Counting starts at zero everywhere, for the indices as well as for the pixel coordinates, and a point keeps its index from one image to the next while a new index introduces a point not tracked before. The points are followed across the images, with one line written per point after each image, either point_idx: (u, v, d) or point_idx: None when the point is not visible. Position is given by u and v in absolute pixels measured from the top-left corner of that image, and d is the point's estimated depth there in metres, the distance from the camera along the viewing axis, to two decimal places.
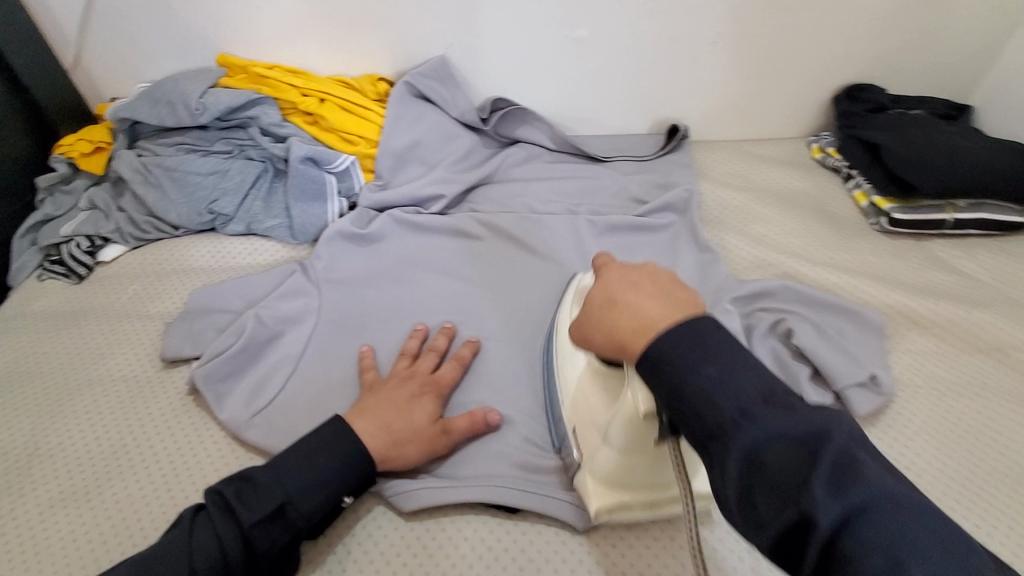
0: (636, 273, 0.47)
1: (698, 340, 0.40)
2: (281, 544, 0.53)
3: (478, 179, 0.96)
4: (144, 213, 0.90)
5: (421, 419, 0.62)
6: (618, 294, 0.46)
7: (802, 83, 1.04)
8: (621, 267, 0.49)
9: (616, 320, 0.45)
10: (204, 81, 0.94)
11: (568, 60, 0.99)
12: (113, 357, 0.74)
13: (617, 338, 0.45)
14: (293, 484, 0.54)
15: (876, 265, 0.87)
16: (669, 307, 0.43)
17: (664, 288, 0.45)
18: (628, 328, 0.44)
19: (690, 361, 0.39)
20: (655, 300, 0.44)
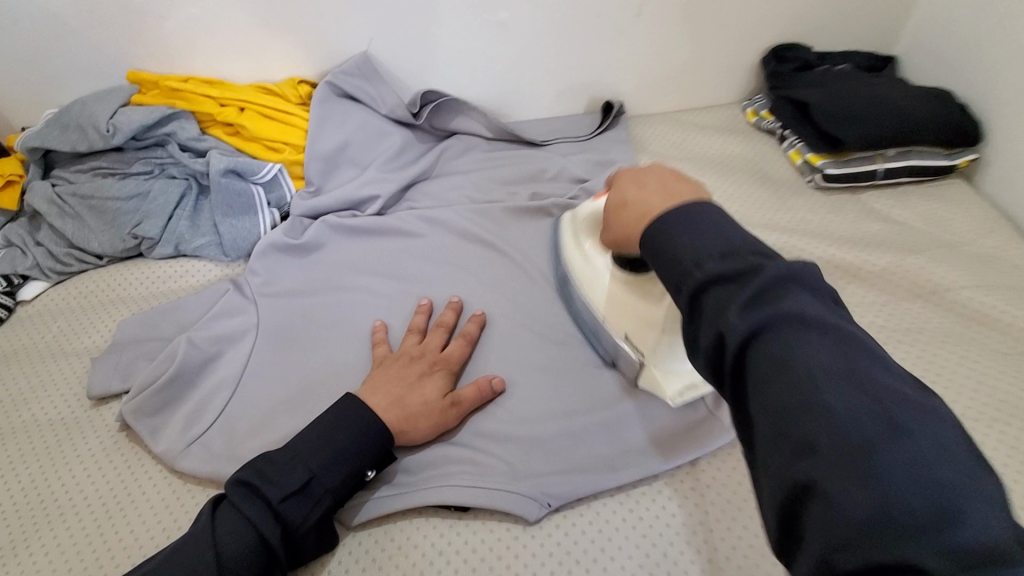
0: (644, 175, 0.55)
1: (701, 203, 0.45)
2: (316, 513, 0.54)
3: (413, 176, 0.94)
4: (64, 246, 0.86)
5: (432, 394, 0.63)
6: (625, 192, 0.55)
7: (731, 46, 1.04)
8: (631, 174, 0.57)
9: (626, 216, 0.53)
10: (114, 101, 0.90)
11: (493, 45, 0.97)
12: (38, 402, 0.71)
13: (631, 214, 0.52)
14: (317, 457, 0.56)
15: (815, 222, 0.87)
16: (692, 197, 0.49)
17: (677, 179, 0.52)
18: (634, 214, 0.52)
19: (677, 224, 0.43)
20: (659, 193, 0.51)
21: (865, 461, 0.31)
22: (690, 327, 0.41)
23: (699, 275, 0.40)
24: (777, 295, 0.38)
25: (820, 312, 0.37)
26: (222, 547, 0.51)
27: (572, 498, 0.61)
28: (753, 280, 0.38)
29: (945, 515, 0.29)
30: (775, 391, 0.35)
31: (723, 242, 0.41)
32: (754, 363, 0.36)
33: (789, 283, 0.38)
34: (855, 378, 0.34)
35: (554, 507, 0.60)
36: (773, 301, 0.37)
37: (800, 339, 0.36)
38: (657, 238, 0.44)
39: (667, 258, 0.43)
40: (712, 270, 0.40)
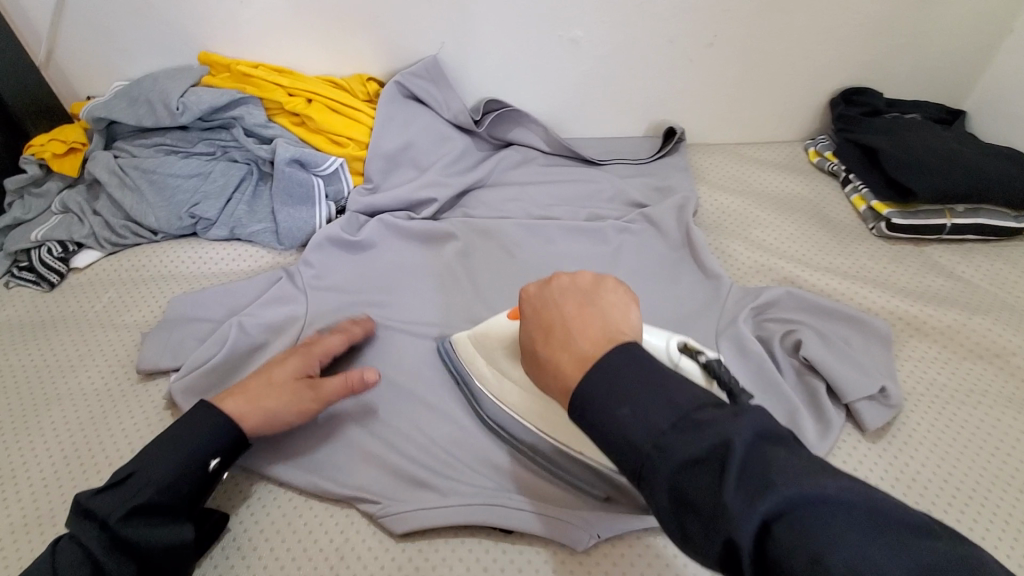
0: (547, 317, 0.48)
1: (634, 366, 0.40)
2: (163, 544, 0.52)
3: (471, 183, 0.93)
4: (121, 217, 0.86)
5: (284, 377, 0.62)
6: (536, 348, 0.48)
7: (799, 85, 1.03)
8: (536, 306, 0.50)
9: (545, 376, 0.47)
10: (186, 80, 0.90)
11: (562, 60, 0.97)
12: (85, 372, 0.71)
13: (548, 373, 0.46)
14: (157, 472, 0.54)
15: (877, 270, 0.85)
16: (598, 346, 0.43)
17: (586, 310, 0.47)
18: (554, 379, 0.45)
19: (606, 398, 0.39)
20: (569, 357, 0.44)
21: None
22: (678, 525, 0.36)
23: (661, 468, 0.36)
24: (761, 469, 0.34)
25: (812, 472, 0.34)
26: (82, 529, 0.51)
27: (621, 531, 0.58)
28: (730, 470, 0.34)
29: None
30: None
31: (667, 406, 0.38)
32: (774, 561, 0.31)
33: (759, 445, 0.35)
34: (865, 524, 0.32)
35: (604, 538, 0.58)
36: (768, 480, 0.33)
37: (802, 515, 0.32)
38: (591, 404, 0.40)
39: (612, 436, 0.38)
40: (676, 450, 0.36)
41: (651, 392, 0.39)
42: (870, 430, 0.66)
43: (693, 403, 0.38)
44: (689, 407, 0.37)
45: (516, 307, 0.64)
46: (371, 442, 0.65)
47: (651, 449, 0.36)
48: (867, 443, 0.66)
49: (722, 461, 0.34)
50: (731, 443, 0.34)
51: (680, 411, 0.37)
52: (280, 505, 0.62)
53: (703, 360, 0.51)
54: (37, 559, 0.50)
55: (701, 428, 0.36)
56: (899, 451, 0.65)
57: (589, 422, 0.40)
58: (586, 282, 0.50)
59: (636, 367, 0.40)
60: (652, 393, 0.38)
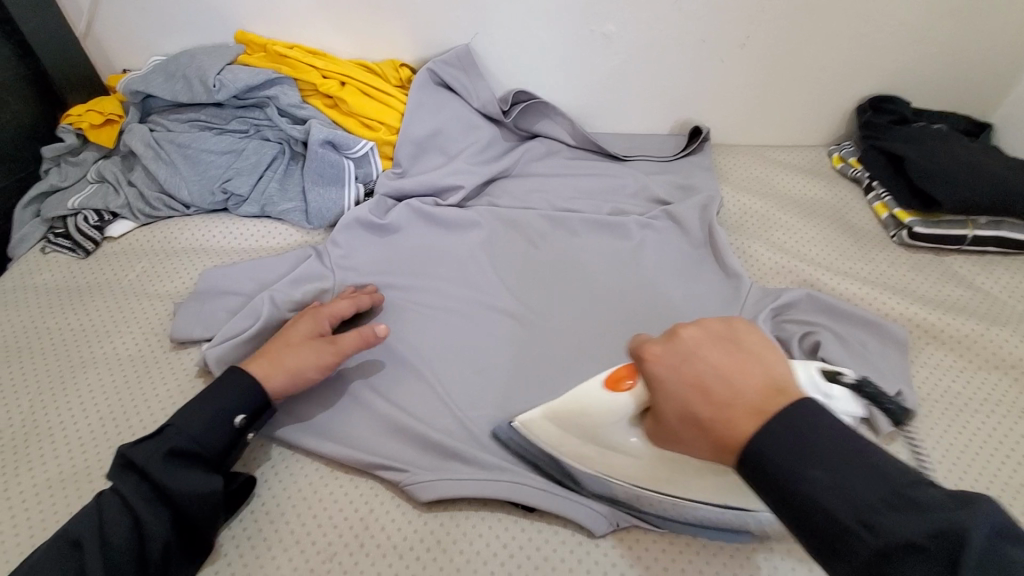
0: (690, 371, 0.45)
1: (808, 419, 0.40)
2: (199, 490, 0.54)
3: (498, 172, 0.94)
4: (154, 189, 0.88)
5: (299, 337, 0.66)
6: (689, 407, 0.44)
7: (827, 90, 1.03)
8: (670, 364, 0.46)
9: (704, 437, 0.43)
10: (222, 58, 0.92)
11: (592, 55, 0.97)
12: (119, 337, 0.73)
13: (711, 435, 0.43)
14: (193, 424, 0.57)
15: (896, 277, 0.86)
16: (777, 397, 0.42)
17: (738, 358, 0.44)
18: (719, 440, 0.42)
19: (792, 465, 0.38)
20: (745, 415, 0.41)
21: (856, 533, 0.35)
22: None
23: (872, 546, 0.35)
24: (999, 564, 0.32)
25: (955, 505, 0.34)
26: (117, 481, 0.54)
27: (637, 516, 0.60)
28: (965, 561, 0.32)
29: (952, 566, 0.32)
30: (818, 521, 0.37)
31: (874, 480, 0.37)
32: (791, 498, 0.38)
33: (997, 541, 0.33)
34: (875, 475, 0.37)
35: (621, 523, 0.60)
36: (798, 436, 0.39)
37: (820, 466, 0.38)
38: (780, 475, 0.39)
39: (804, 507, 0.37)
40: (886, 526, 0.35)
41: (854, 465, 0.37)
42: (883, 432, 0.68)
43: (904, 481, 0.36)
44: (903, 487, 0.36)
45: (615, 379, 0.54)
46: (396, 419, 0.66)
47: (855, 524, 0.36)
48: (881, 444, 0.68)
49: (953, 552, 0.33)
50: (965, 533, 0.33)
51: (891, 489, 0.36)
52: (308, 474, 0.64)
53: (848, 380, 0.54)
54: (82, 512, 0.53)
55: (914, 508, 0.35)
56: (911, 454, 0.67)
57: (776, 491, 0.39)
58: (718, 328, 0.47)
59: (813, 425, 0.39)
60: (855, 468, 0.37)
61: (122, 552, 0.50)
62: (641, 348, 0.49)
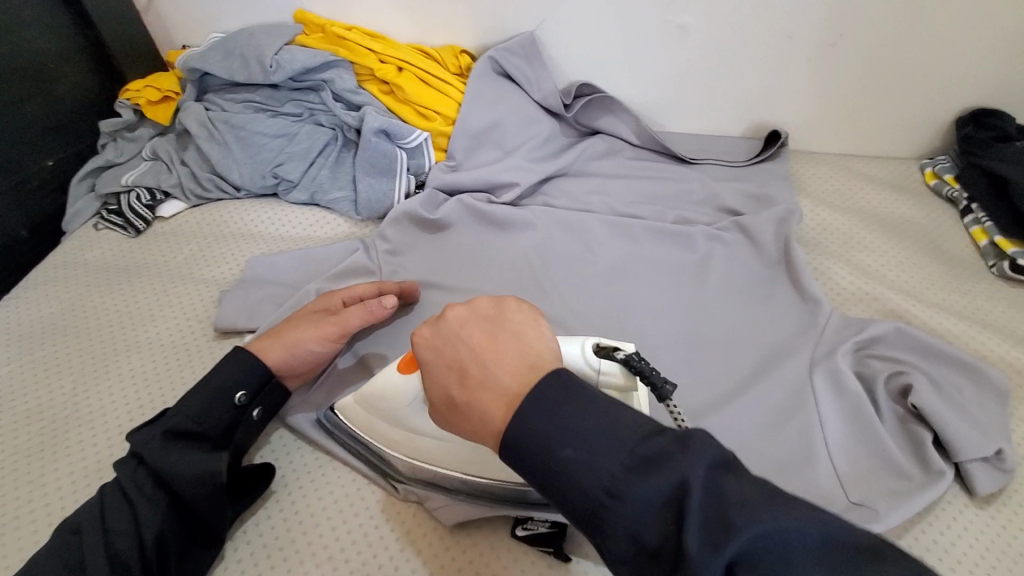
0: (453, 351, 0.44)
1: (564, 394, 0.39)
2: (195, 473, 0.53)
3: (556, 171, 0.89)
4: (206, 170, 0.87)
5: (309, 315, 0.65)
6: (450, 389, 0.44)
7: (929, 96, 0.92)
8: (433, 344, 0.46)
9: (465, 420, 0.43)
10: (280, 37, 0.89)
11: (665, 48, 0.90)
12: (164, 321, 0.72)
13: (474, 419, 0.42)
14: (188, 405, 0.56)
15: (997, 314, 0.77)
16: (510, 379, 0.41)
17: (496, 339, 0.44)
18: (481, 424, 0.41)
19: (548, 441, 0.38)
20: (496, 399, 0.41)
21: (609, 508, 0.35)
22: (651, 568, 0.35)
23: (622, 516, 0.35)
24: (717, 508, 0.34)
25: (678, 455, 0.35)
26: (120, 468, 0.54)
27: None
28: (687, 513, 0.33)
29: (680, 520, 0.33)
30: (576, 498, 0.37)
31: (607, 448, 0.37)
32: (553, 478, 0.38)
33: (711, 480, 0.35)
34: (609, 437, 0.37)
35: None
36: (551, 412, 0.38)
37: (573, 444, 0.37)
38: (531, 454, 0.38)
39: (561, 481, 0.37)
40: (630, 490, 0.35)
41: (595, 435, 0.37)
42: (980, 495, 0.60)
43: (651, 437, 0.37)
44: (665, 441, 0.36)
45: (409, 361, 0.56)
46: None
47: (605, 497, 0.36)
48: (972, 506, 0.60)
49: (679, 502, 0.34)
50: (686, 484, 0.34)
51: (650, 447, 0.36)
52: (344, 483, 0.62)
53: (620, 358, 0.49)
54: (91, 500, 0.53)
55: (654, 470, 0.35)
56: (1008, 522, 0.59)
57: (530, 468, 0.39)
58: (487, 308, 0.47)
59: (572, 399, 0.39)
60: (599, 438, 0.37)
61: (119, 536, 0.50)
62: (425, 328, 0.47)
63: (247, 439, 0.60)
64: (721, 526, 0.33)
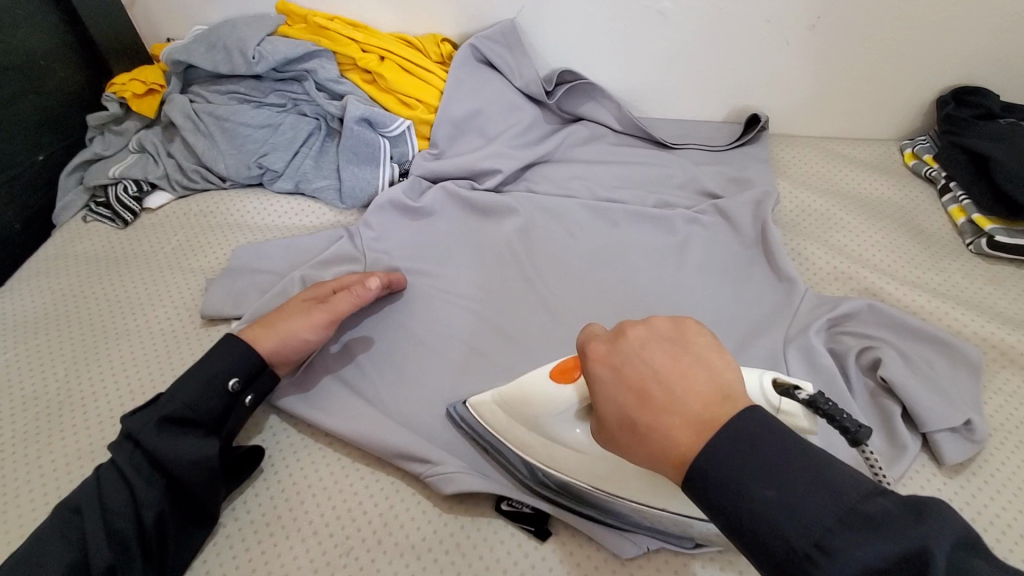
0: (634, 373, 0.44)
1: (761, 432, 0.38)
2: (189, 456, 0.55)
3: (538, 157, 0.90)
4: (193, 161, 0.88)
5: (296, 303, 0.66)
6: (625, 408, 0.43)
7: (907, 77, 0.93)
8: (610, 363, 0.45)
9: (644, 445, 0.42)
10: (262, 28, 0.89)
11: (646, 33, 0.91)
12: (152, 309, 0.73)
13: (656, 446, 0.41)
14: (183, 391, 0.57)
15: (971, 291, 0.78)
16: (698, 407, 0.40)
17: (682, 362, 0.43)
18: (660, 452, 0.41)
19: (740, 480, 0.37)
20: (682, 427, 0.40)
21: (816, 561, 0.34)
22: None
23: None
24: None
25: (909, 520, 0.33)
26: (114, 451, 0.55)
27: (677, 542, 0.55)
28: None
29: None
30: (773, 543, 0.36)
31: (824, 498, 0.35)
32: (750, 520, 0.37)
33: (954, 553, 0.32)
34: (820, 487, 0.36)
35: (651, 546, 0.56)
36: (745, 447, 0.38)
37: (774, 484, 0.37)
38: (725, 492, 0.38)
39: (752, 522, 0.37)
40: (842, 551, 0.34)
41: (805, 483, 0.36)
42: (948, 464, 0.62)
43: (856, 496, 0.35)
44: (859, 501, 0.35)
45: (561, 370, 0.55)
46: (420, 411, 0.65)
47: (811, 548, 0.34)
48: (942, 476, 0.62)
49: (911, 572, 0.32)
50: (926, 552, 0.32)
51: (847, 505, 0.35)
52: (329, 464, 0.64)
53: (803, 398, 0.45)
54: (85, 481, 0.54)
55: (869, 528, 0.34)
56: (976, 491, 0.61)
57: (722, 508, 0.38)
58: (666, 328, 0.46)
59: (770, 437, 0.38)
60: (809, 487, 0.36)
61: (117, 515, 0.51)
62: (594, 346, 0.47)
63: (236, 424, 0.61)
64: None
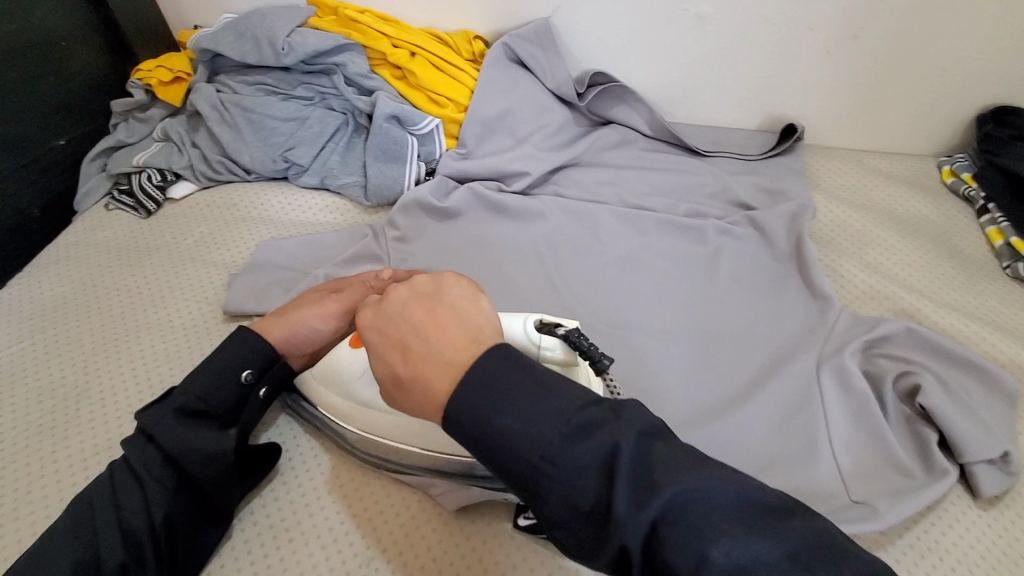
0: (398, 327, 0.42)
1: (509, 368, 0.39)
2: (204, 453, 0.53)
3: (567, 160, 0.88)
4: (217, 152, 0.87)
5: (311, 295, 0.65)
6: (392, 364, 0.42)
7: (950, 92, 0.90)
8: (374, 319, 0.44)
9: (411, 397, 0.41)
10: (292, 19, 0.88)
11: (682, 37, 0.89)
12: (173, 302, 0.73)
13: (419, 396, 0.40)
14: (195, 384, 0.56)
15: (1011, 316, 0.76)
16: (468, 350, 0.40)
17: (436, 314, 0.42)
18: (423, 400, 0.40)
19: (486, 409, 0.38)
20: (439, 370, 0.40)
21: (542, 470, 0.37)
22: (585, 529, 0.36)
23: (561, 481, 0.36)
24: (643, 469, 0.36)
25: (611, 419, 0.37)
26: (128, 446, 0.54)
27: None
28: (619, 476, 0.35)
29: (610, 480, 0.35)
30: (514, 465, 0.37)
31: (543, 417, 0.37)
32: (493, 444, 0.38)
33: (641, 446, 0.37)
34: (553, 410, 0.38)
35: None
36: (489, 381, 0.38)
37: (512, 414, 0.38)
38: (474, 425, 0.38)
39: (497, 450, 0.38)
40: (574, 456, 0.36)
41: (533, 402, 0.38)
42: (984, 497, 0.60)
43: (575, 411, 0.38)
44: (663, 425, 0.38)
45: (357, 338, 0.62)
46: None
47: (541, 460, 0.37)
48: (977, 508, 0.60)
49: (611, 466, 0.36)
50: (617, 447, 0.36)
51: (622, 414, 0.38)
52: (348, 469, 0.63)
53: (560, 333, 0.50)
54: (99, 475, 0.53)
55: (592, 434, 0.37)
56: (1012, 526, 0.59)
57: (477, 441, 0.38)
58: (427, 284, 0.45)
59: (518, 370, 0.39)
60: (546, 404, 0.38)
61: (130, 513, 0.50)
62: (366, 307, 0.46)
63: (252, 418, 0.60)
64: (647, 486, 0.35)
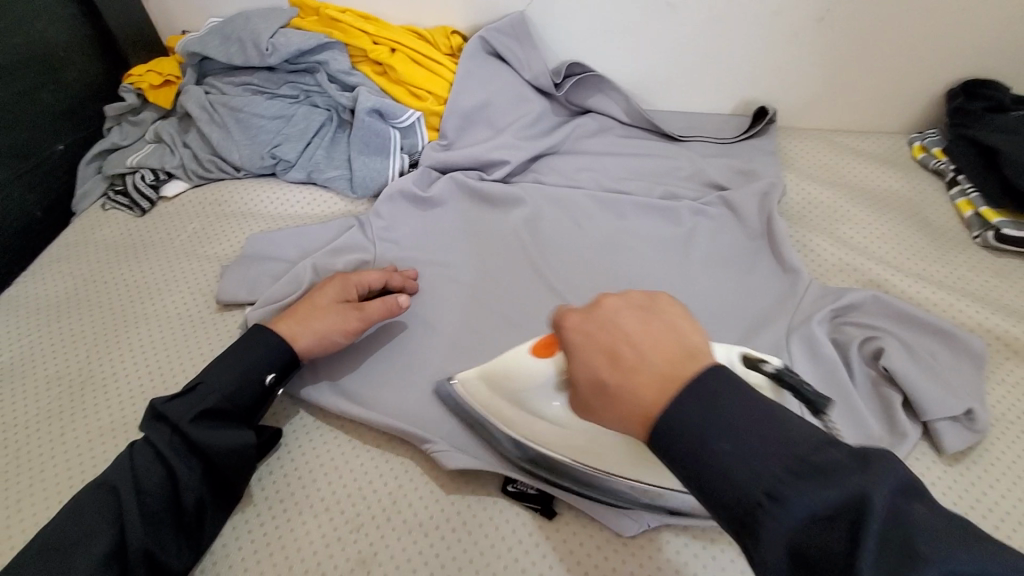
0: (608, 337, 0.44)
1: (722, 383, 0.39)
2: (227, 445, 0.56)
3: (546, 149, 0.91)
4: (208, 152, 0.90)
5: (327, 301, 0.67)
6: (598, 373, 0.44)
7: (915, 70, 0.93)
8: (581, 326, 0.46)
9: (613, 407, 0.42)
10: (275, 20, 0.91)
11: (653, 26, 0.92)
12: (170, 295, 0.75)
13: (623, 407, 0.41)
14: (223, 383, 0.59)
15: (977, 283, 0.78)
16: (691, 362, 0.41)
17: (653, 326, 0.44)
18: (631, 410, 0.41)
19: (701, 427, 0.38)
20: (651, 378, 0.41)
21: (766, 510, 0.34)
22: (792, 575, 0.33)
23: (777, 522, 0.34)
24: (901, 526, 0.33)
25: (852, 466, 0.34)
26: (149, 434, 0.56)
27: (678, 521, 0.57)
28: (867, 526, 0.32)
29: (854, 532, 0.32)
30: (728, 498, 0.36)
31: (759, 445, 0.36)
32: (704, 471, 0.37)
33: (899, 500, 0.34)
34: (782, 440, 0.36)
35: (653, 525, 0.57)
36: (713, 399, 0.38)
37: (728, 438, 0.37)
38: (686, 445, 0.38)
39: (711, 478, 0.37)
40: (812, 498, 0.33)
41: (739, 433, 0.37)
42: (949, 453, 0.63)
43: (809, 449, 0.36)
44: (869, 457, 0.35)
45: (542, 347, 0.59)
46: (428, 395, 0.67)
47: (762, 498, 0.35)
48: (943, 464, 0.63)
49: (849, 518, 0.32)
50: (868, 497, 0.33)
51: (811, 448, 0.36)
52: (340, 446, 0.65)
53: (770, 370, 0.50)
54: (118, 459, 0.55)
55: (815, 474, 0.34)
56: (976, 479, 0.61)
57: (686, 461, 0.38)
58: (642, 299, 0.46)
59: (736, 392, 0.39)
60: (750, 437, 0.37)
61: (151, 496, 0.53)
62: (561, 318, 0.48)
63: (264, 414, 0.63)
64: (907, 551, 0.31)
